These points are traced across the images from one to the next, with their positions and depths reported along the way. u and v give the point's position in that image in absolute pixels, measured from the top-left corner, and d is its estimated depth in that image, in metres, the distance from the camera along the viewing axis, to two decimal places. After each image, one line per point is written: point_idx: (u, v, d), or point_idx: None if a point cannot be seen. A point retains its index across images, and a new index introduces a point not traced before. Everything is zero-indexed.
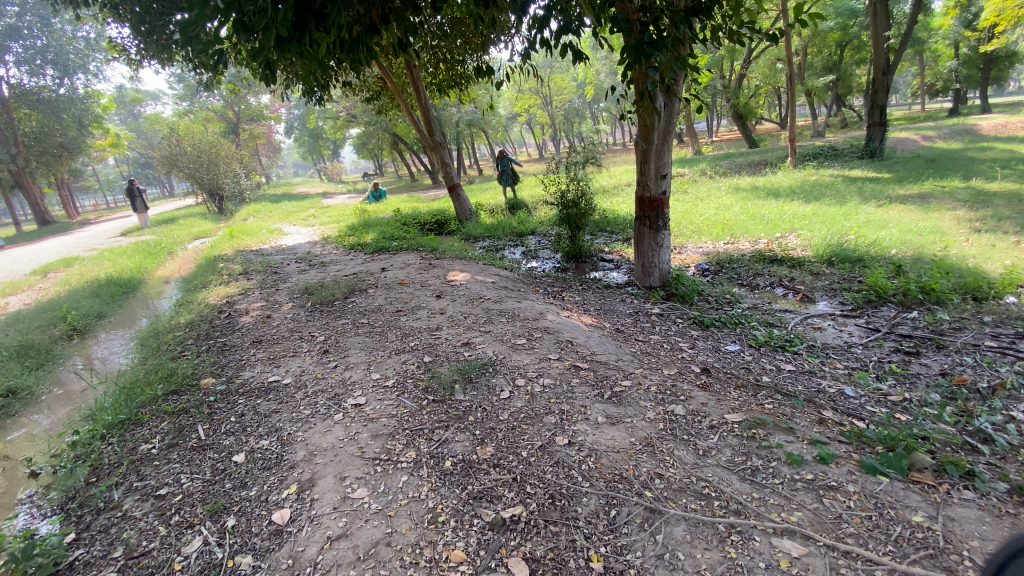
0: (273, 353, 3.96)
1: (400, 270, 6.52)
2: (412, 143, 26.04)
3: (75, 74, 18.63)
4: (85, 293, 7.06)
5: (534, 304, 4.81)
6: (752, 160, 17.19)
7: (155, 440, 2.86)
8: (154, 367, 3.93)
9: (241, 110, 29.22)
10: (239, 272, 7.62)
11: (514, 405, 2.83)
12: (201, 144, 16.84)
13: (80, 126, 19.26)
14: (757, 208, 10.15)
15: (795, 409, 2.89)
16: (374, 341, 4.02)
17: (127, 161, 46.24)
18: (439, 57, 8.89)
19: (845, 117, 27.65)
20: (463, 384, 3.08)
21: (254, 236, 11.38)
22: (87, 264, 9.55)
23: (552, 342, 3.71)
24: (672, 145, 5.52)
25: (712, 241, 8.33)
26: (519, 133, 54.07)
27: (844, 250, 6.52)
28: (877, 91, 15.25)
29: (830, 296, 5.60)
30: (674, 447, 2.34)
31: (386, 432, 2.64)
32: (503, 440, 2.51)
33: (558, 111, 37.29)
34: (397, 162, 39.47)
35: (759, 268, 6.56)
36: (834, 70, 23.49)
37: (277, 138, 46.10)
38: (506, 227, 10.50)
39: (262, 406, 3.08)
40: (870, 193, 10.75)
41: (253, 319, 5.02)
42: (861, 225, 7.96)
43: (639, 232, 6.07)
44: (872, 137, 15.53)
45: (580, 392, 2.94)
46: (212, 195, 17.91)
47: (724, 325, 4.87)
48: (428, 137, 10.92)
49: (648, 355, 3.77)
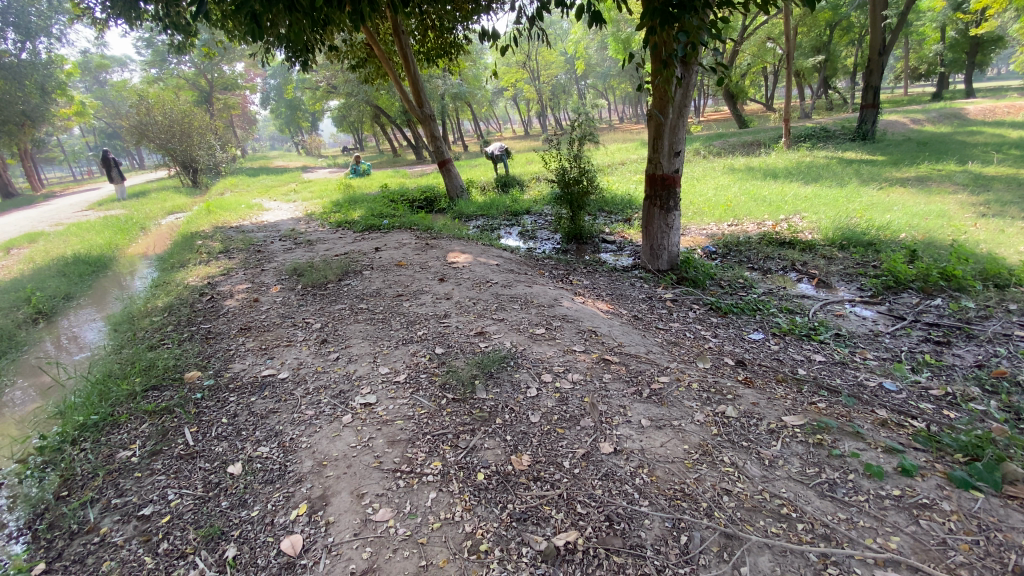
0: (265, 342, 3.58)
1: (395, 250, 6.11)
2: (394, 117, 25.08)
3: (37, 38, 17.21)
4: (50, 272, 6.49)
5: (546, 289, 4.50)
6: (746, 140, 16.93)
7: (135, 446, 2.49)
8: (130, 357, 3.51)
9: (214, 79, 27.73)
10: (219, 250, 7.12)
11: (546, 405, 2.53)
12: (172, 113, 15.88)
13: (43, 93, 17.89)
14: (757, 190, 9.92)
15: (848, 409, 2.67)
16: (377, 329, 3.66)
17: (94, 132, 43.98)
18: (428, 25, 8.38)
19: (830, 100, 27.57)
20: (483, 380, 2.77)
21: (234, 212, 10.74)
22: (51, 239, 8.85)
23: (574, 332, 3.41)
24: (688, 120, 5.20)
25: (716, 223, 8.09)
26: (503, 108, 52.76)
27: (855, 233, 6.33)
28: (872, 72, 15.01)
29: (847, 281, 5.41)
30: (737, 457, 2.10)
31: (404, 438, 2.32)
32: (540, 446, 2.22)
33: (546, 86, 36.28)
34: (379, 137, 38.14)
35: (770, 252, 6.35)
36: (824, 50, 23.23)
37: (253, 109, 44.17)
38: (500, 205, 10.09)
39: (257, 405, 2.73)
40: (868, 175, 10.60)
41: (238, 303, 4.59)
42: (866, 208, 7.80)
43: (649, 212, 5.76)
44: (865, 119, 15.39)
45: (616, 390, 2.66)
46: (186, 167, 16.95)
47: (744, 311, 4.64)
48: (416, 109, 10.14)
49: (675, 345, 3.49)
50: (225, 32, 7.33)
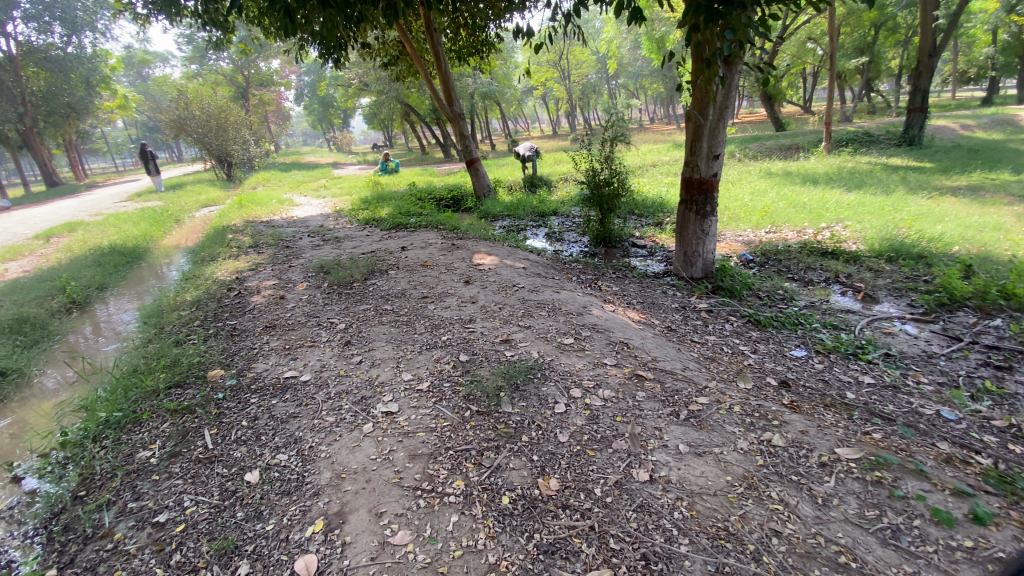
0: (289, 342, 3.53)
1: (421, 250, 6.04)
2: (424, 115, 25.18)
3: (82, 32, 17.83)
4: (87, 262, 6.64)
5: (575, 295, 4.35)
6: (783, 144, 16.35)
7: (155, 446, 2.45)
8: (155, 353, 3.51)
9: (251, 75, 28.38)
10: (249, 245, 7.18)
11: (575, 424, 2.39)
12: (209, 108, 16.26)
13: (88, 86, 18.55)
14: (796, 195, 9.52)
15: (907, 441, 2.45)
16: (401, 332, 3.58)
17: (136, 125, 45.62)
18: (461, 23, 8.35)
19: (873, 103, 26.48)
20: (510, 392, 2.64)
21: (264, 206, 10.89)
22: (91, 229, 9.13)
23: (604, 343, 3.26)
24: (729, 121, 4.96)
25: (752, 230, 7.78)
26: (532, 108, 52.50)
27: (904, 245, 5.97)
28: (920, 74, 14.28)
29: (896, 296, 5.08)
30: (786, 493, 1.94)
31: (425, 452, 2.21)
32: (569, 469, 2.09)
33: (577, 86, 35.86)
34: (408, 135, 38.47)
35: (811, 262, 6.05)
36: (868, 51, 22.26)
37: (287, 105, 45.04)
38: (527, 206, 9.95)
39: (278, 409, 2.67)
40: (916, 183, 10.06)
41: (265, 300, 4.58)
42: (914, 218, 7.36)
43: (684, 217, 5.55)
44: (912, 124, 14.66)
45: (650, 410, 2.50)
46: (221, 161, 17.33)
47: (784, 326, 4.40)
48: (446, 107, 10.08)
49: (713, 362, 3.31)
50: (262, 28, 7.38)
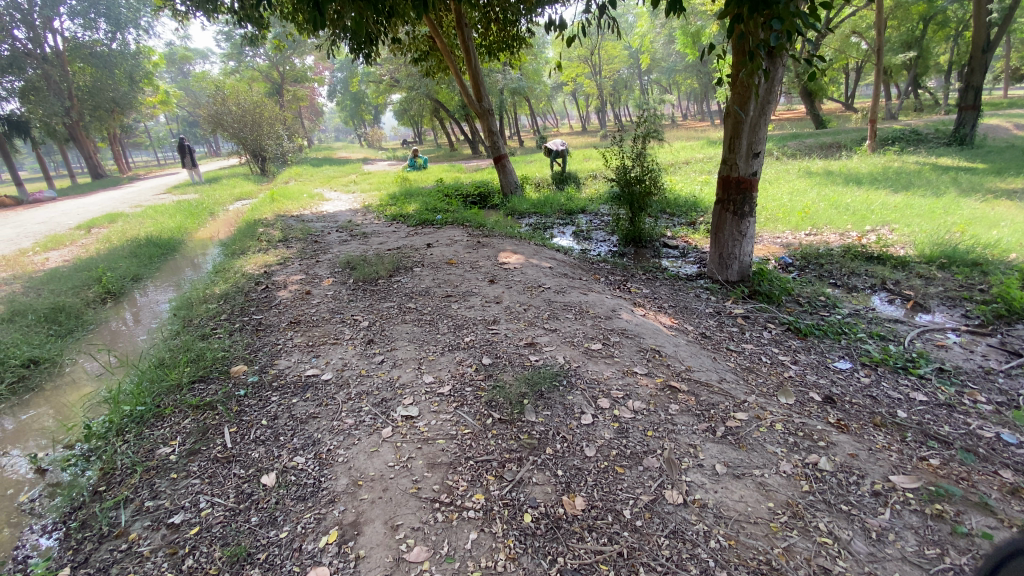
0: (312, 339, 3.50)
1: (447, 247, 5.99)
2: (453, 111, 25.23)
3: (127, 29, 18.46)
4: (124, 253, 6.83)
5: (603, 297, 4.19)
6: (824, 142, 15.71)
7: (175, 443, 2.44)
8: (181, 346, 3.53)
9: (285, 71, 28.97)
10: (278, 239, 7.26)
11: (603, 437, 2.27)
12: (245, 103, 16.63)
13: (132, 82, 19.24)
14: (839, 196, 9.09)
15: (969, 469, 2.23)
16: (424, 332, 3.50)
17: (177, 120, 47.27)
18: (491, 17, 8.29)
19: (919, 100, 25.18)
20: (534, 400, 2.53)
21: (295, 201, 11.05)
22: (130, 221, 9.40)
23: (634, 350, 3.11)
24: (772, 117, 4.73)
25: (791, 232, 7.46)
26: (562, 104, 52.07)
27: (957, 251, 5.59)
28: (974, 71, 13.43)
29: (948, 306, 4.74)
30: (835, 524, 1.78)
31: (445, 462, 2.12)
32: (596, 487, 1.96)
33: (608, 82, 35.32)
34: (438, 130, 38.72)
35: (855, 267, 5.73)
36: (916, 46, 21.14)
37: (320, 101, 45.86)
38: (555, 203, 9.80)
39: (299, 408, 2.63)
40: (968, 185, 9.47)
41: (290, 295, 4.58)
42: (968, 222, 6.90)
43: (720, 217, 5.33)
44: (963, 123, 13.86)
45: (684, 425, 2.36)
46: (255, 156, 17.72)
47: (826, 336, 4.16)
48: (475, 103, 9.98)
49: (750, 373, 3.13)
50: (295, 24, 7.43)
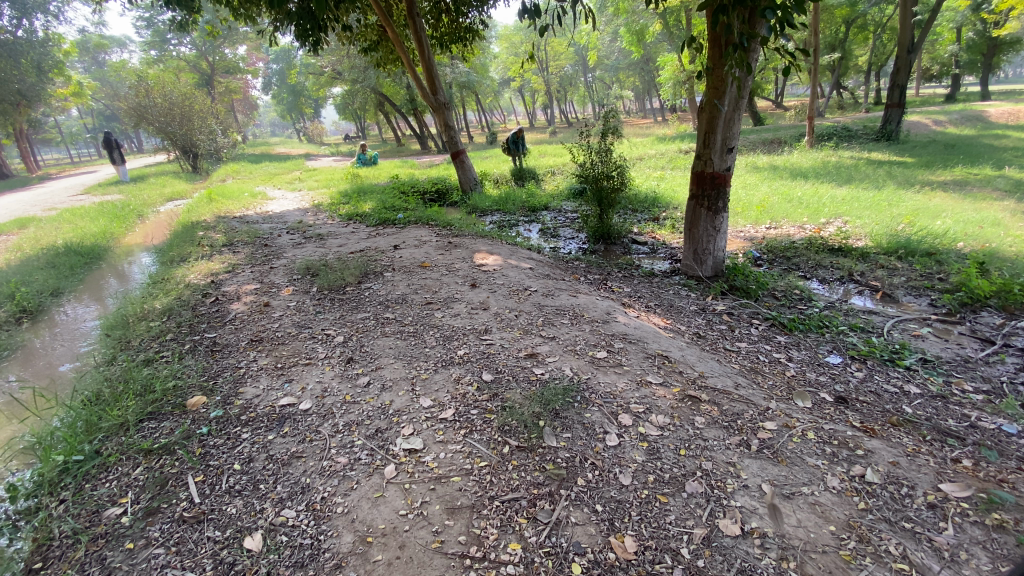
0: (281, 359, 3.08)
1: (415, 249, 5.61)
2: (400, 105, 24.45)
3: (33, 14, 16.50)
4: (38, 263, 5.97)
5: (593, 299, 3.99)
6: (766, 138, 16.38)
7: (126, 501, 2.01)
8: (122, 375, 3.02)
9: (216, 62, 27.05)
10: (222, 243, 6.59)
11: (635, 460, 2.06)
12: (173, 95, 15.30)
13: (39, 72, 17.25)
14: (790, 190, 9.41)
15: (999, 468, 2.20)
16: (410, 346, 3.17)
17: (92, 113, 43.29)
18: (443, 8, 8.07)
19: (842, 99, 26.89)
20: (551, 420, 2.27)
21: (237, 200, 10.23)
22: (44, 225, 8.34)
23: (641, 357, 2.93)
24: (744, 114, 4.71)
25: (753, 226, 7.61)
26: (508, 100, 51.94)
27: (912, 242, 5.83)
28: (899, 70, 14.33)
29: (914, 296, 4.91)
30: (905, 547, 1.67)
31: (466, 505, 1.83)
32: (644, 523, 1.76)
33: (555, 78, 35.38)
34: (382, 127, 37.48)
35: (822, 260, 5.87)
36: (840, 47, 22.47)
37: (255, 94, 43.29)
38: (517, 200, 9.57)
39: (277, 447, 2.25)
40: (903, 178, 10.07)
41: (246, 307, 4.08)
42: (913, 213, 7.26)
43: (694, 213, 5.28)
44: (890, 119, 14.80)
45: (717, 440, 2.19)
46: (186, 152, 16.36)
47: (811, 329, 4.16)
48: (430, 96, 9.46)
49: (758, 375, 3.04)
50: (232, 10, 6.79)
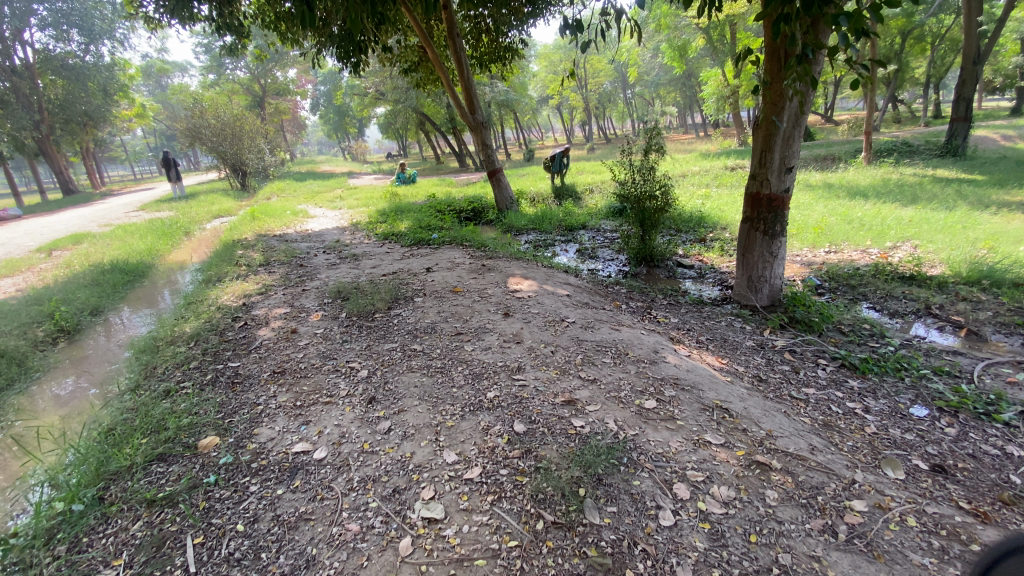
0: (300, 396, 2.89)
1: (448, 272, 5.42)
2: (439, 124, 24.79)
3: (101, 41, 17.61)
4: (84, 281, 6.12)
5: (637, 334, 3.65)
6: (818, 154, 15.57)
7: (120, 564, 1.82)
8: (140, 407, 2.89)
9: (267, 84, 28.29)
10: (258, 263, 6.60)
11: (696, 548, 1.72)
12: (224, 116, 15.95)
13: (105, 94, 18.38)
14: (849, 210, 8.76)
15: None
16: (436, 384, 2.92)
17: (154, 134, 46.08)
18: (483, 27, 8.01)
19: (898, 113, 25.54)
20: (592, 489, 1.95)
21: (278, 218, 10.40)
22: (96, 242, 8.66)
23: (696, 409, 2.57)
24: (805, 131, 4.30)
25: (809, 249, 7.07)
26: (546, 119, 52.24)
27: (998, 271, 5.19)
28: (965, 82, 13.40)
29: (1005, 334, 4.31)
30: None
31: None
32: None
33: (594, 95, 35.25)
34: (423, 145, 38.16)
35: (892, 290, 5.31)
36: (896, 59, 21.33)
37: (303, 115, 45.10)
38: (554, 219, 9.31)
39: (286, 505, 2.02)
40: (975, 197, 9.25)
41: (273, 334, 3.95)
42: (993, 237, 6.55)
43: (748, 236, 4.86)
44: (955, 134, 13.78)
45: (797, 524, 1.82)
46: (235, 170, 16.95)
47: (887, 372, 3.65)
48: (468, 115, 9.37)
49: (833, 432, 2.62)
50: (279, 33, 6.91)
